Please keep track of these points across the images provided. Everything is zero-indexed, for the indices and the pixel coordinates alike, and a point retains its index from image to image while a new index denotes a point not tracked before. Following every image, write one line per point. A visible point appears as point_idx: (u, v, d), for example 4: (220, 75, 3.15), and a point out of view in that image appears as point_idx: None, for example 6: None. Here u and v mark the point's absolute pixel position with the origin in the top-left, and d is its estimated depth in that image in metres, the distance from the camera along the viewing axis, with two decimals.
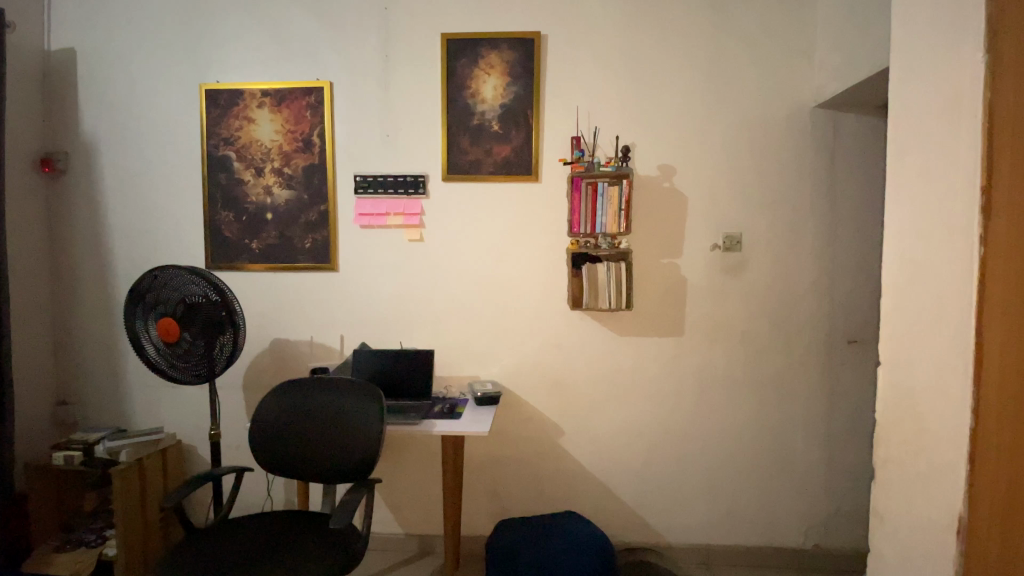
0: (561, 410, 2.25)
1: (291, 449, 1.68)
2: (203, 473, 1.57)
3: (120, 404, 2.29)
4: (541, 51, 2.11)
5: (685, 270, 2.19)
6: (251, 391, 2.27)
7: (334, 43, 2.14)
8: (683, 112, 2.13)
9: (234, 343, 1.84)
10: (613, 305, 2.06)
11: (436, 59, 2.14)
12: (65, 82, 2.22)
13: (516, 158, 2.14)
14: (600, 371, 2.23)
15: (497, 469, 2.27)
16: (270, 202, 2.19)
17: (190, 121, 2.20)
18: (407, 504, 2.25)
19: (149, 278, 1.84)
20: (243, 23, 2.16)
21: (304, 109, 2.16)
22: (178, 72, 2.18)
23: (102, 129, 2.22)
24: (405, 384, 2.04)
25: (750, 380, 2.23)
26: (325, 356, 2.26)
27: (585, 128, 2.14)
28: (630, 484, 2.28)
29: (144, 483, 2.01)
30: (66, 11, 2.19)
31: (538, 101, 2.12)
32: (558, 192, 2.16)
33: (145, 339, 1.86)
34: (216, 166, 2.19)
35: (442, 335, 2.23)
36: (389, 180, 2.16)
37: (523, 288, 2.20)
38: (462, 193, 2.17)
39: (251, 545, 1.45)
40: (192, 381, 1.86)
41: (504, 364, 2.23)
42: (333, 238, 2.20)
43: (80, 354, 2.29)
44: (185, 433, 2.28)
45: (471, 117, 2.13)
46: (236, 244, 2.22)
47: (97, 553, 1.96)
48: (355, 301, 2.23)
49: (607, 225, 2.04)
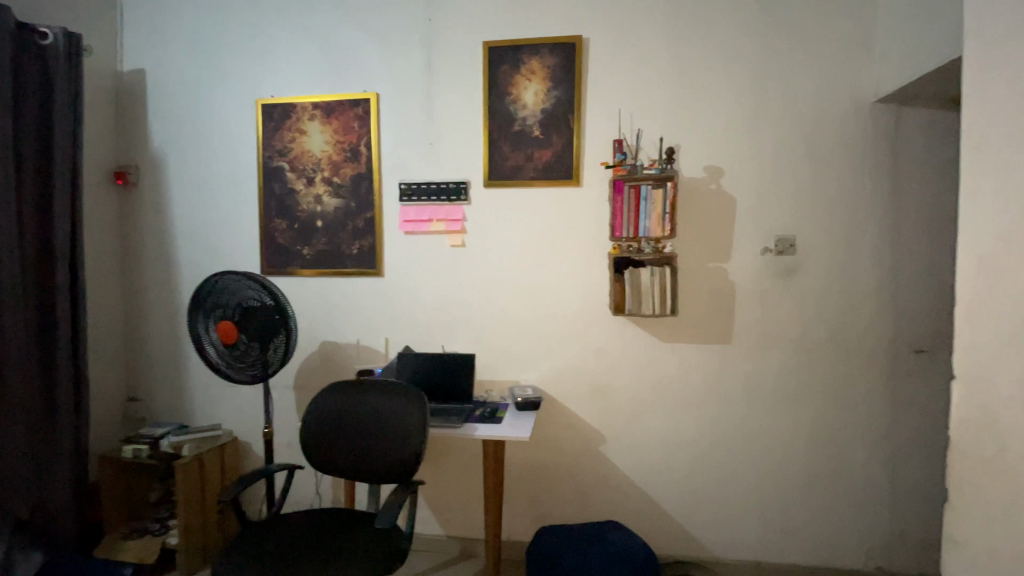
0: (604, 417, 2.21)
1: (340, 449, 1.73)
2: (257, 470, 1.64)
3: (182, 402, 2.43)
4: (583, 54, 2.10)
5: (733, 274, 2.11)
6: (301, 392, 2.36)
7: (379, 55, 2.22)
8: (731, 112, 2.06)
9: (287, 345, 1.92)
10: (657, 311, 2.01)
11: (478, 67, 2.16)
12: (136, 101, 2.39)
13: (557, 163, 2.14)
14: (644, 379, 2.18)
15: (538, 475, 2.25)
16: (320, 209, 2.28)
17: (247, 134, 2.32)
18: (450, 507, 2.27)
19: (209, 283, 1.94)
20: (295, 39, 2.26)
21: (352, 120, 2.24)
22: (237, 89, 2.31)
23: (168, 144, 2.38)
24: (447, 387, 2.06)
25: (804, 391, 2.12)
26: (370, 358, 2.32)
27: (627, 130, 2.11)
28: (676, 496, 2.21)
29: (204, 478, 2.12)
30: (138, 36, 2.37)
31: (580, 105, 2.11)
32: (600, 196, 2.13)
33: (206, 342, 1.97)
34: (271, 176, 2.30)
35: (483, 340, 2.24)
36: (432, 187, 2.21)
37: (565, 293, 2.18)
38: (503, 198, 2.19)
39: (301, 541, 1.50)
40: (248, 381, 1.95)
41: (545, 370, 2.22)
42: (379, 244, 2.26)
43: (147, 353, 2.45)
44: (241, 430, 2.39)
45: (512, 123, 2.15)
46: (289, 250, 2.32)
47: (162, 542, 2.08)
48: (399, 305, 2.28)
49: (651, 229, 2.00)
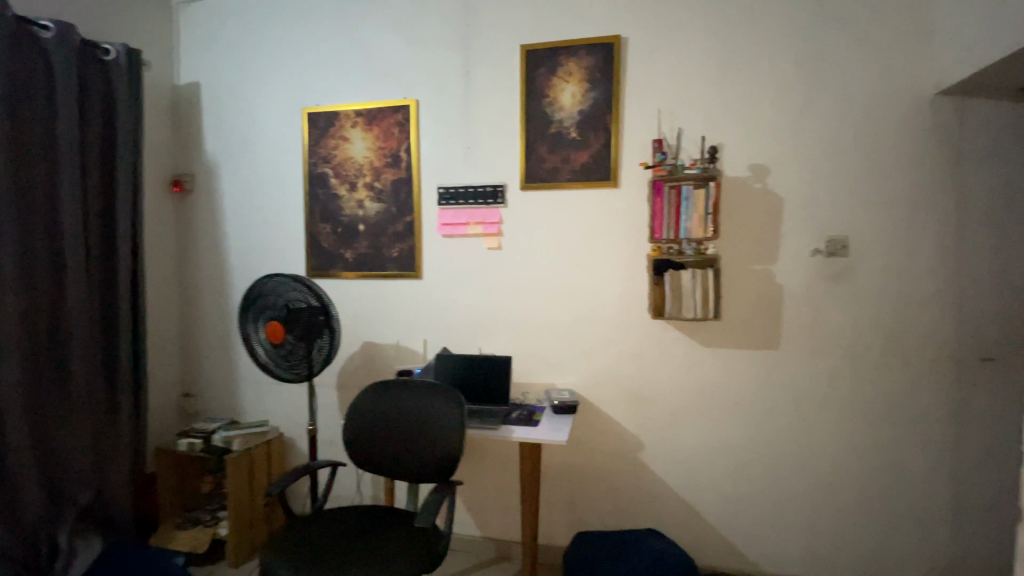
0: (642, 423, 2.16)
1: (380, 447, 1.76)
2: (302, 466, 1.69)
3: (231, 399, 2.54)
4: (622, 54, 2.08)
5: (780, 277, 2.03)
6: (342, 391, 2.42)
7: (419, 62, 2.26)
8: (777, 109, 1.99)
9: (331, 344, 1.99)
10: (699, 314, 1.96)
11: (515, 70, 2.18)
12: (192, 113, 2.53)
13: (595, 164, 2.12)
14: (684, 384, 2.12)
15: (575, 479, 2.22)
16: (362, 214, 2.34)
17: (293, 142, 2.41)
18: (486, 508, 2.27)
19: (259, 284, 2.02)
20: (339, 49, 2.34)
21: (392, 127, 2.29)
22: (284, 99, 2.41)
23: (220, 152, 2.50)
24: (483, 388, 2.07)
25: (857, 399, 2.01)
26: (409, 359, 2.36)
27: (667, 129, 2.07)
28: (718, 505, 2.14)
29: (251, 473, 2.20)
30: (194, 51, 2.51)
31: (618, 106, 2.09)
32: (639, 198, 2.10)
33: (255, 341, 2.05)
34: (316, 182, 2.38)
35: (520, 342, 2.24)
36: (469, 190, 2.23)
37: (602, 296, 2.15)
38: (539, 200, 2.18)
39: (343, 536, 1.54)
40: (294, 378, 2.03)
41: (582, 373, 2.19)
42: (417, 247, 2.30)
43: (200, 351, 2.57)
44: (286, 427, 2.47)
45: (549, 125, 2.14)
46: (333, 253, 2.39)
47: (212, 532, 2.17)
48: (437, 307, 2.31)
49: (692, 231, 1.95)
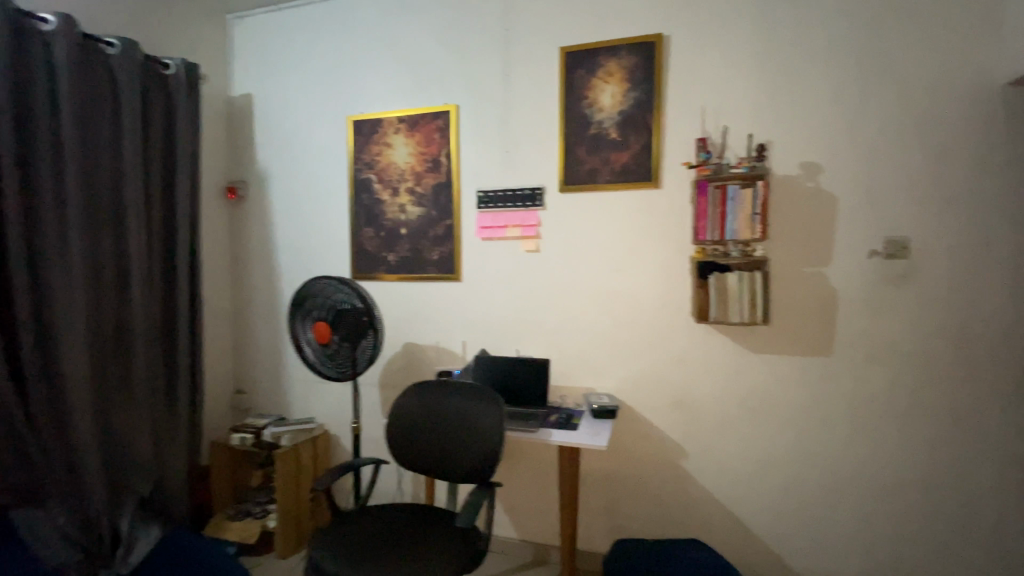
0: (685, 430, 2.10)
1: (422, 447, 1.78)
2: (347, 463, 1.74)
3: (279, 397, 2.65)
4: (664, 53, 2.04)
5: (833, 279, 1.94)
6: (383, 390, 2.48)
7: (459, 67, 2.30)
8: (830, 104, 1.90)
9: (375, 345, 2.03)
10: (745, 318, 1.89)
11: (554, 72, 2.17)
12: (245, 123, 2.66)
13: (635, 165, 2.09)
14: (730, 390, 2.05)
15: (614, 485, 2.18)
16: (403, 218, 2.39)
17: (339, 149, 2.49)
18: (524, 511, 2.27)
19: (307, 287, 2.10)
20: (382, 58, 2.40)
21: (433, 132, 2.33)
22: (330, 108, 2.50)
23: (271, 160, 2.62)
24: (522, 391, 2.07)
25: (918, 410, 1.89)
26: (449, 360, 2.39)
27: (712, 128, 2.02)
28: (766, 518, 2.05)
29: (298, 468, 2.28)
30: (247, 65, 2.64)
31: (660, 105, 2.05)
32: (682, 198, 2.05)
33: (304, 341, 2.13)
34: (360, 188, 2.46)
35: (558, 345, 2.23)
36: (508, 193, 2.24)
37: (643, 299, 2.11)
38: (579, 202, 2.17)
39: (386, 531, 1.57)
40: (339, 377, 2.09)
41: (622, 377, 2.16)
42: (457, 250, 2.33)
43: (251, 350, 2.70)
44: (330, 425, 2.55)
45: (589, 127, 2.13)
46: (375, 256, 2.46)
47: (261, 524, 2.25)
48: (476, 309, 2.33)
49: (738, 232, 1.89)
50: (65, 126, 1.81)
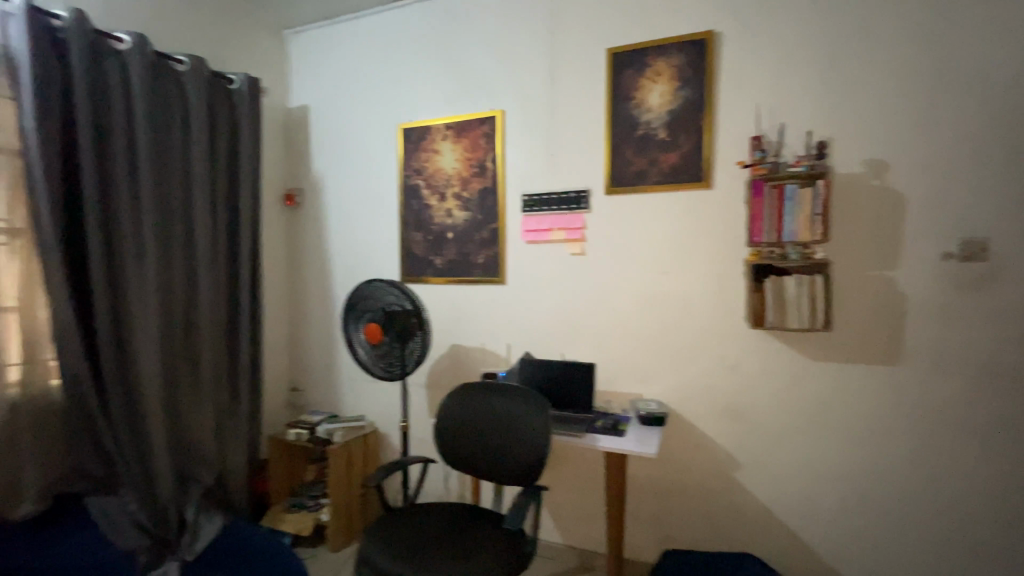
0: (738, 439, 2.02)
1: (469, 449, 1.80)
2: (397, 461, 1.79)
3: (332, 395, 2.75)
4: (714, 50, 1.99)
5: (902, 283, 1.81)
6: (430, 391, 2.53)
7: (505, 72, 2.32)
8: (897, 97, 1.79)
9: (423, 345, 2.10)
10: (805, 323, 1.80)
11: (601, 74, 2.16)
12: (301, 133, 2.80)
13: (685, 165, 2.04)
14: (786, 399, 1.96)
15: (662, 495, 2.12)
16: (450, 222, 2.44)
17: (389, 156, 2.57)
18: (569, 517, 2.25)
19: (359, 289, 2.18)
20: (430, 67, 2.47)
21: (479, 138, 2.37)
22: (381, 117, 2.59)
23: (325, 168, 2.74)
24: (568, 394, 2.05)
25: (1001, 426, 1.74)
26: (494, 363, 2.41)
27: (767, 126, 1.94)
28: (827, 535, 1.94)
29: (349, 464, 2.35)
30: (304, 78, 2.78)
31: (711, 104, 1.99)
32: (735, 199, 1.98)
33: (356, 342, 2.20)
34: (409, 193, 2.53)
35: (604, 349, 2.20)
36: (554, 196, 2.24)
37: (693, 303, 2.06)
38: (626, 204, 2.13)
39: (434, 529, 1.60)
40: (388, 377, 2.15)
41: (670, 383, 2.10)
42: (502, 253, 2.35)
43: (306, 350, 2.82)
44: (379, 423, 2.63)
45: (636, 128, 2.10)
46: (423, 260, 2.51)
47: (315, 517, 2.32)
48: (521, 312, 2.34)
49: (797, 233, 1.80)
50: (140, 138, 1.96)
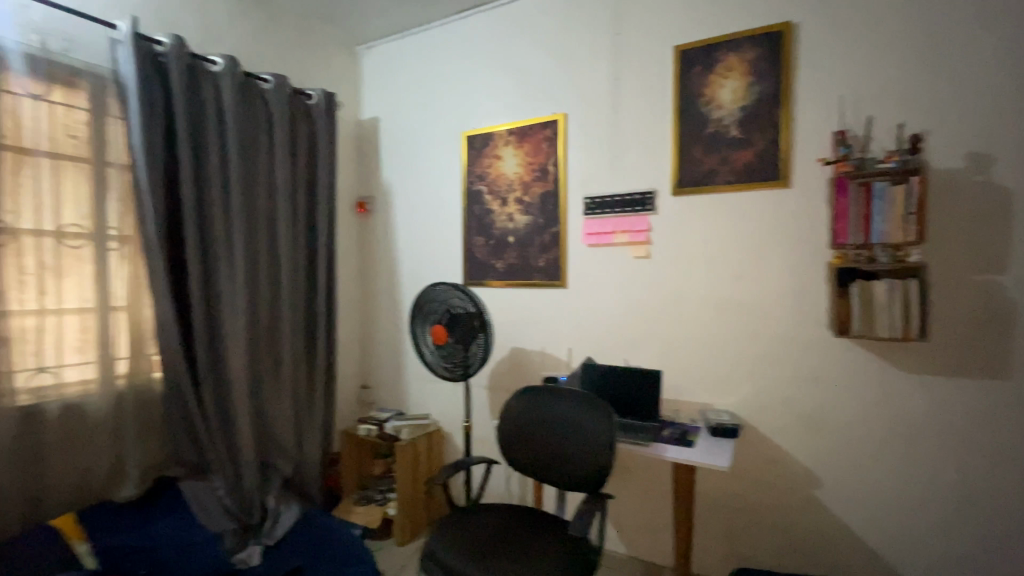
0: (820, 456, 1.89)
1: (533, 452, 1.80)
2: (460, 461, 1.82)
3: (398, 393, 2.86)
4: (792, 41, 1.88)
5: (1014, 289, 1.63)
6: (492, 393, 2.56)
7: (568, 75, 2.32)
8: (1006, 83, 1.62)
9: (486, 346, 2.11)
10: (896, 332, 1.66)
11: (667, 73, 2.10)
12: (372, 143, 2.94)
13: (759, 164, 1.94)
14: (875, 415, 1.81)
15: (734, 511, 2.02)
16: (512, 226, 2.47)
17: (453, 164, 2.65)
18: (634, 527, 2.19)
19: (426, 292, 2.25)
20: (494, 75, 2.51)
21: (541, 142, 2.38)
22: (446, 125, 2.67)
23: (393, 176, 2.86)
24: (632, 401, 1.99)
25: None
26: (555, 367, 2.40)
27: (852, 119, 1.81)
28: (924, 568, 1.77)
29: (416, 461, 2.43)
30: (375, 91, 2.92)
31: (788, 98, 1.89)
32: (816, 198, 1.86)
33: (423, 343, 2.28)
34: (473, 199, 2.58)
35: (670, 356, 2.13)
36: (618, 199, 2.20)
37: (768, 308, 1.95)
38: (694, 206, 2.06)
39: (498, 530, 1.62)
40: (453, 377, 2.21)
41: (743, 394, 2.00)
42: (563, 256, 2.34)
43: (375, 350, 2.95)
44: (443, 423, 2.70)
45: (706, 126, 2.02)
46: (485, 264, 2.56)
47: (383, 511, 2.41)
48: (583, 316, 2.32)
49: (887, 234, 1.66)
50: (231, 152, 2.14)
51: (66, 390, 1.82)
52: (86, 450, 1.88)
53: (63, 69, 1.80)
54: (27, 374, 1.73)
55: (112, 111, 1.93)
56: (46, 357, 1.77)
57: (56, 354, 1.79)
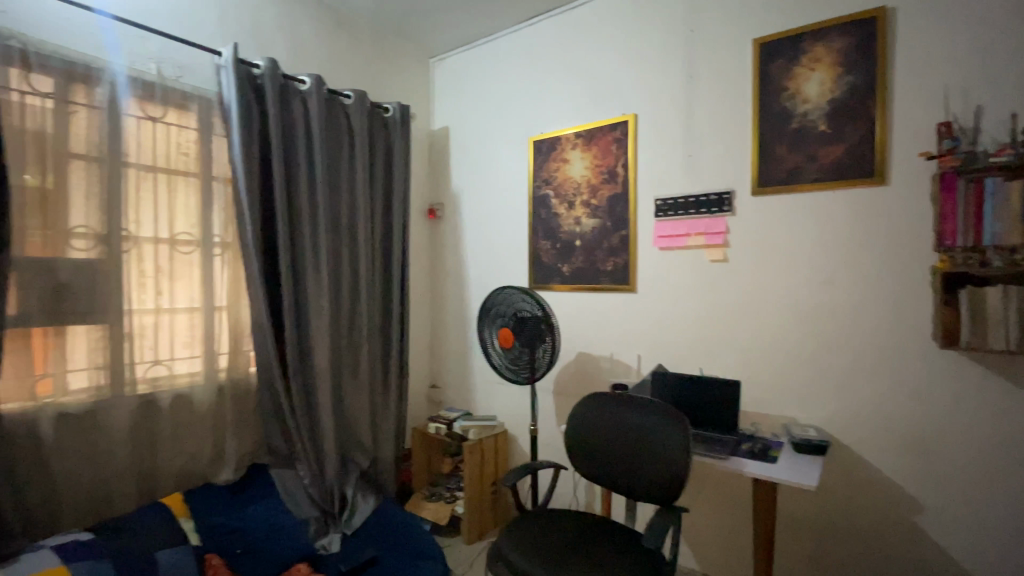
0: (923, 481, 1.71)
1: (601, 459, 1.78)
2: (529, 465, 1.83)
3: (466, 394, 2.93)
4: (889, 26, 1.73)
5: None
6: (558, 397, 2.55)
7: (639, 76, 2.27)
8: None
9: (553, 350, 2.11)
10: (1013, 346, 1.47)
11: (746, 68, 2.01)
12: (442, 151, 3.04)
13: (852, 160, 1.80)
14: (991, 437, 1.61)
15: (821, 535, 1.88)
16: (579, 230, 2.45)
17: (520, 168, 2.67)
18: (709, 543, 2.10)
19: (493, 296, 2.29)
20: (562, 78, 2.51)
21: (610, 144, 2.35)
22: (513, 131, 2.70)
23: (462, 182, 2.94)
24: (706, 413, 1.90)
25: None
26: (624, 373, 2.35)
27: (962, 109, 1.64)
28: None
29: (483, 462, 2.47)
30: (446, 100, 3.02)
31: (885, 88, 1.73)
32: (919, 197, 1.70)
33: (490, 346, 2.32)
34: (540, 204, 2.59)
35: (748, 365, 2.02)
36: (691, 200, 2.12)
37: (862, 316, 1.80)
38: (777, 206, 1.94)
39: (568, 536, 1.61)
40: (520, 380, 2.23)
41: (833, 408, 1.85)
42: (632, 260, 2.29)
43: (444, 351, 3.05)
44: (509, 425, 2.73)
45: (790, 122, 1.91)
46: (552, 267, 2.56)
47: (451, 509, 2.47)
48: (653, 322, 2.26)
49: (1002, 235, 1.48)
50: (317, 164, 2.30)
51: (177, 381, 2.03)
52: (192, 436, 2.09)
53: (176, 94, 2.01)
54: (145, 366, 1.94)
55: (216, 130, 2.12)
56: (161, 351, 1.98)
57: (169, 348, 2.00)
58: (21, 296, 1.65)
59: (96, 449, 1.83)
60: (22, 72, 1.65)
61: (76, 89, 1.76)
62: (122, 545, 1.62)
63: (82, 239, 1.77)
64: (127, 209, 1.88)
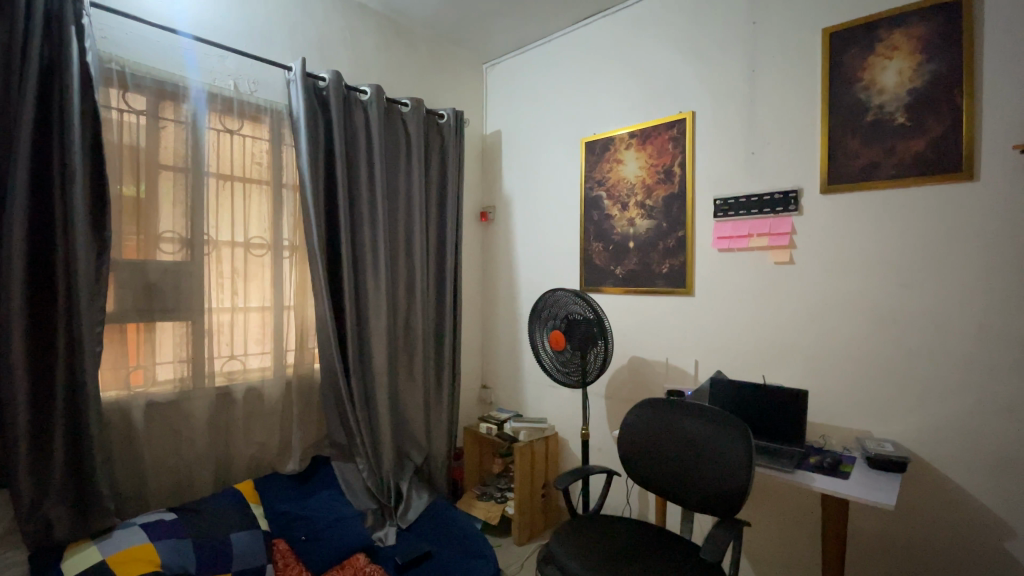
0: (1019, 504, 1.55)
1: (658, 467, 1.73)
2: (580, 469, 1.81)
3: (516, 395, 2.95)
4: (978, 7, 1.59)
5: None
6: (610, 401, 2.52)
7: (697, 72, 2.21)
8: None
9: (605, 353, 2.07)
10: None
11: (813, 60, 1.90)
12: (495, 155, 3.08)
13: (936, 154, 1.65)
14: None
15: (899, 559, 1.73)
16: (632, 231, 2.40)
17: (573, 170, 2.66)
18: (771, 558, 2.01)
19: (545, 298, 2.29)
20: (616, 78, 2.48)
21: (666, 143, 2.29)
22: (565, 133, 2.70)
23: (514, 185, 2.96)
24: (770, 423, 1.81)
25: None
26: (680, 378, 2.28)
27: None
28: None
29: (533, 464, 2.47)
30: (499, 105, 3.07)
31: (974, 75, 1.59)
32: (1014, 193, 1.54)
33: (541, 347, 2.33)
34: (592, 205, 2.57)
35: (816, 373, 1.91)
36: (753, 199, 2.03)
37: (947, 322, 1.65)
38: (849, 205, 1.82)
39: (620, 544, 1.58)
40: (571, 382, 2.22)
41: (911, 423, 1.71)
42: (689, 262, 2.22)
43: (496, 352, 3.08)
44: (559, 426, 2.72)
45: (864, 115, 1.79)
46: (605, 269, 2.53)
47: (501, 508, 2.49)
48: (711, 326, 2.18)
49: None
50: (377, 170, 2.40)
51: (249, 375, 2.17)
52: (262, 427, 2.22)
53: (251, 107, 2.16)
54: (223, 360, 2.10)
55: (285, 140, 2.26)
56: (236, 347, 2.13)
57: (243, 344, 2.15)
58: (117, 295, 1.83)
59: (178, 437, 2.00)
60: (120, 92, 1.83)
61: (165, 106, 1.93)
62: (200, 527, 1.76)
63: (170, 243, 1.94)
64: (208, 215, 2.04)
